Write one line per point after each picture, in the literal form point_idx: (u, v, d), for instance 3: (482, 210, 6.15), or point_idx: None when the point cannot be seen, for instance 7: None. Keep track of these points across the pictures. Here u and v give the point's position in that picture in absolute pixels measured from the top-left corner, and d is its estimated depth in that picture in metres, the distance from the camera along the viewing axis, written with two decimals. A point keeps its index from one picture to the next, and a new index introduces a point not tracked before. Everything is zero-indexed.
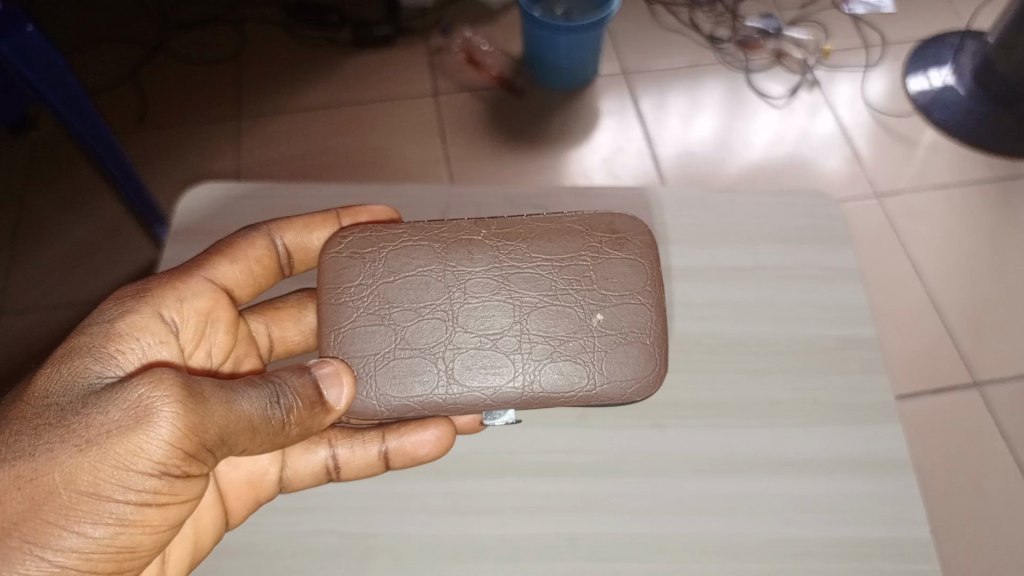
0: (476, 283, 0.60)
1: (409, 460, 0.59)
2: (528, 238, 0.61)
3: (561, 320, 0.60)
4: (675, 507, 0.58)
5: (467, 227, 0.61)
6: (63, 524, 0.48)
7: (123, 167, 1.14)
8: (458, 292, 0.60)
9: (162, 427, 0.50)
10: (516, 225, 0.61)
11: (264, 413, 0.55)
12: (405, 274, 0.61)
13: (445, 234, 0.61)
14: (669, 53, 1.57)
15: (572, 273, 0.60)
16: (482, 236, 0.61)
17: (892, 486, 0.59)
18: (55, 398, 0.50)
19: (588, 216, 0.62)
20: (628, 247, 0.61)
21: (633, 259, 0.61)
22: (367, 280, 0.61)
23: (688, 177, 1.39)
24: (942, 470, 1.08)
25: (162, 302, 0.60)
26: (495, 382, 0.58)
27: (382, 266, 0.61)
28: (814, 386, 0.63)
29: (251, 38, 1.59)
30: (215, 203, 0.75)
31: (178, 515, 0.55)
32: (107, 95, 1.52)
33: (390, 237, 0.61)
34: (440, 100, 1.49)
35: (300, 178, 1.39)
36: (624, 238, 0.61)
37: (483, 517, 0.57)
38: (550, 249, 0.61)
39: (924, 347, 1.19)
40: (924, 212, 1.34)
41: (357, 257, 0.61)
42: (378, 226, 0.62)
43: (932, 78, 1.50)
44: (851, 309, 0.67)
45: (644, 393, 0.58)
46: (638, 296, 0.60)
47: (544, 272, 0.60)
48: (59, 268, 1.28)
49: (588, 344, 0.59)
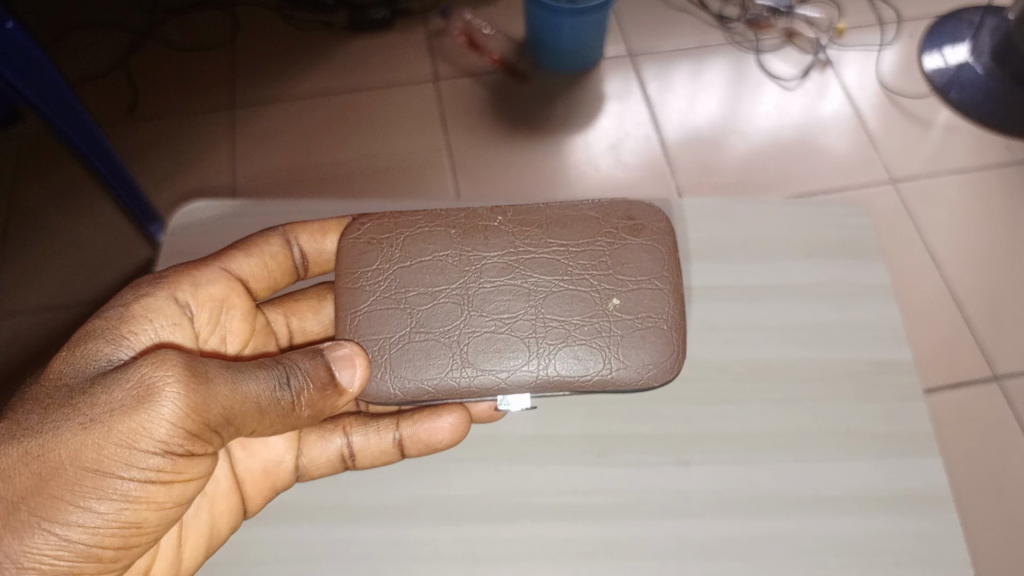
0: (490, 267, 0.57)
1: (423, 447, 0.57)
2: (545, 225, 0.58)
3: (576, 304, 0.56)
4: (702, 551, 0.54)
5: (483, 215, 0.59)
6: (69, 498, 0.45)
7: (112, 165, 1.09)
8: (473, 276, 0.57)
9: (165, 407, 0.46)
10: (532, 213, 0.58)
11: (272, 395, 0.51)
12: (421, 259, 0.57)
13: (462, 220, 0.58)
14: (676, 32, 1.51)
15: (589, 258, 0.57)
16: (499, 222, 0.58)
17: (933, 524, 0.55)
18: (65, 379, 0.48)
19: (604, 204, 0.59)
20: (645, 233, 0.58)
21: (651, 245, 0.57)
22: (384, 265, 0.57)
23: (695, 163, 1.34)
24: (965, 467, 1.04)
25: (177, 286, 0.57)
26: (509, 365, 0.54)
27: (399, 252, 0.58)
28: (846, 415, 0.59)
29: (244, 22, 1.54)
30: (207, 222, 0.69)
31: (184, 493, 0.51)
32: (95, 85, 1.46)
33: (407, 223, 0.59)
34: (440, 85, 1.44)
35: (295, 171, 1.34)
36: (641, 225, 0.58)
37: (498, 565, 0.53)
38: (567, 235, 0.58)
39: (944, 337, 1.15)
40: (941, 197, 1.29)
41: (374, 243, 0.58)
42: (395, 214, 0.59)
43: (948, 55, 1.44)
44: (885, 329, 0.63)
45: (660, 378, 0.54)
46: (654, 282, 0.56)
47: (560, 257, 0.57)
48: (51, 267, 1.23)
49: (603, 329, 0.55)
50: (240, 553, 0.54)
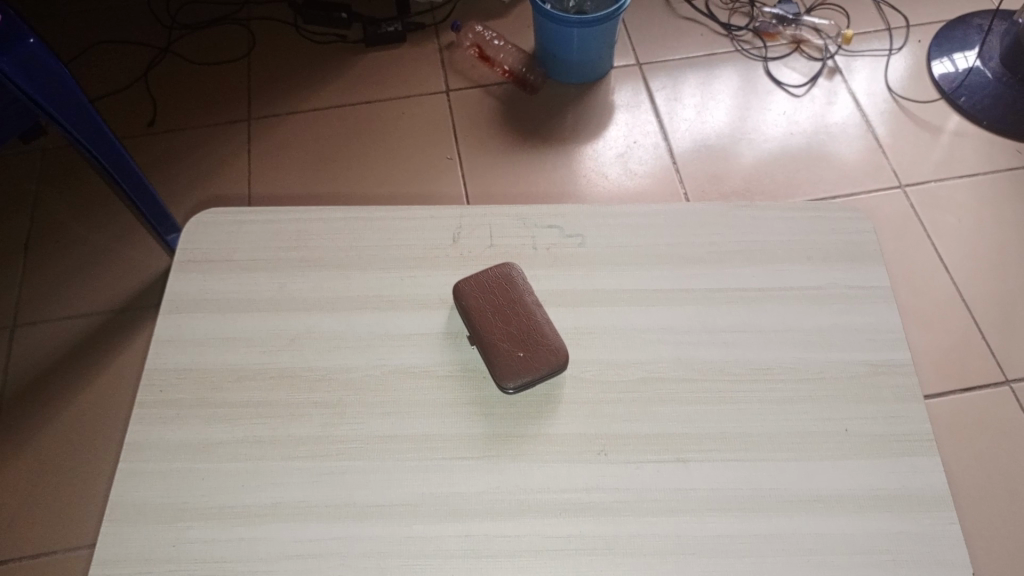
0: (477, 262, 0.69)
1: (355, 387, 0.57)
2: (519, 230, 0.70)
3: (546, 288, 0.67)
4: (702, 548, 0.55)
5: (472, 217, 0.72)
6: None
7: (132, 178, 1.12)
8: (460, 264, 0.69)
9: None
10: (509, 219, 0.71)
11: None
12: (419, 250, 0.69)
13: (455, 222, 0.71)
14: (684, 42, 1.53)
15: (557, 253, 0.69)
16: (482, 226, 0.71)
17: (931, 524, 0.56)
18: None
19: (569, 213, 0.71)
20: (599, 237, 0.70)
21: (608, 245, 0.69)
22: (388, 252, 0.69)
23: (704, 171, 1.35)
24: (977, 471, 1.04)
25: None
26: None
27: (401, 243, 0.70)
28: (844, 415, 0.60)
29: (260, 37, 1.57)
30: (218, 231, 0.71)
31: None
32: (115, 99, 1.50)
33: (410, 218, 0.71)
34: (452, 97, 1.46)
35: (309, 180, 1.36)
36: (595, 231, 0.70)
37: (501, 561, 0.54)
38: (539, 237, 0.70)
39: (954, 341, 1.15)
40: (950, 202, 1.30)
41: (381, 233, 0.70)
42: (401, 210, 0.72)
43: (957, 61, 1.45)
44: (883, 332, 0.64)
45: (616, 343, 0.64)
46: (611, 274, 0.67)
47: (533, 253, 0.69)
48: (71, 276, 1.25)
49: (570, 309, 0.65)
50: (249, 549, 0.55)
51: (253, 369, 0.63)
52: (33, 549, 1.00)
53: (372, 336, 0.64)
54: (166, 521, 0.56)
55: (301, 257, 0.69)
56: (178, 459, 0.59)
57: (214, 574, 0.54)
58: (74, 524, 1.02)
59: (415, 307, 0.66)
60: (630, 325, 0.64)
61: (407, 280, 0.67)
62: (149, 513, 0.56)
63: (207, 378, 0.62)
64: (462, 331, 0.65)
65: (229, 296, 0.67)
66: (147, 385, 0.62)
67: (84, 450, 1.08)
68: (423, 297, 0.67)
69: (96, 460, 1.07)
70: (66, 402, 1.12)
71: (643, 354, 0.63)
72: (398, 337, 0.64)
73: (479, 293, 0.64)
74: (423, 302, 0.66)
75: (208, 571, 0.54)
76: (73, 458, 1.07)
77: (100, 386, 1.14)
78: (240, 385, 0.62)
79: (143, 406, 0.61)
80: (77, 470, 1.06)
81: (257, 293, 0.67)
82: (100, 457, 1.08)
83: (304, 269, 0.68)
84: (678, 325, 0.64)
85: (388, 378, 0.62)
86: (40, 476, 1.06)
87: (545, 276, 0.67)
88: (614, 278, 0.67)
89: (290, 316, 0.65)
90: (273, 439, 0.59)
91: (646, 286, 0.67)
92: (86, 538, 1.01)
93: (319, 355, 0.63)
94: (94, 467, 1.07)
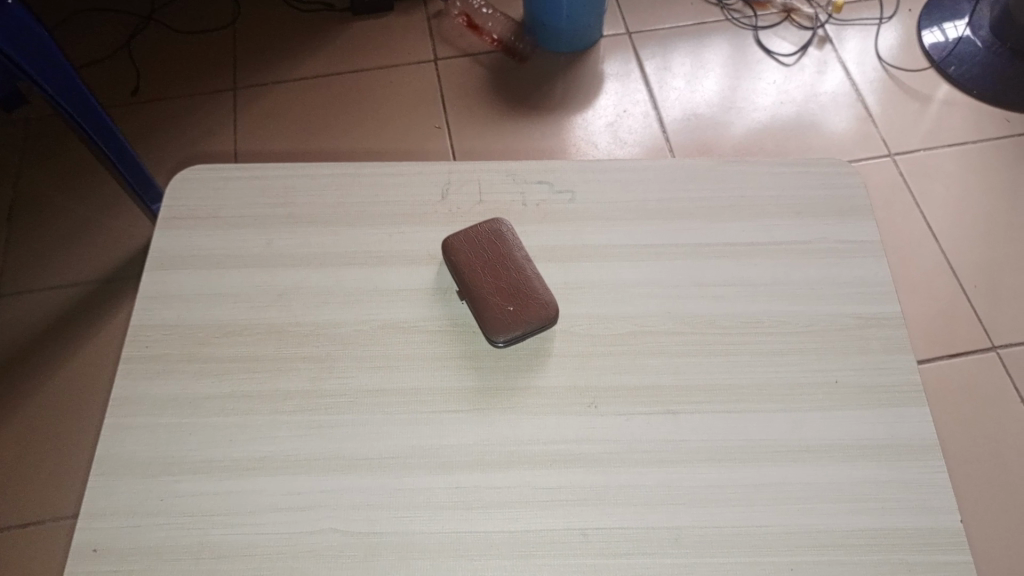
0: (466, 218, 0.68)
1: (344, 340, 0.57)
2: (508, 186, 0.70)
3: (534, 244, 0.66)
4: (691, 498, 0.55)
5: (460, 174, 0.71)
6: None
7: (117, 146, 1.10)
8: (449, 220, 0.68)
9: None
10: (498, 176, 0.71)
11: None
12: (408, 206, 0.69)
13: (444, 179, 0.71)
14: (674, 11, 1.52)
15: (546, 209, 0.68)
16: (471, 182, 0.70)
17: (919, 473, 0.56)
18: None
19: (558, 169, 0.71)
20: (590, 193, 0.69)
21: (599, 200, 0.69)
22: (377, 208, 0.68)
23: (694, 141, 1.35)
24: (964, 435, 1.05)
25: None
26: None
27: (390, 199, 0.69)
28: (833, 367, 0.60)
29: (245, 5, 1.55)
30: (204, 189, 0.70)
31: None
32: (98, 68, 1.47)
33: (399, 175, 0.71)
34: (440, 65, 1.45)
35: (295, 148, 1.35)
36: (586, 188, 0.69)
37: (491, 512, 0.54)
38: (529, 193, 0.69)
39: (941, 308, 1.16)
40: (939, 171, 1.30)
41: (368, 189, 0.70)
42: (391, 167, 0.71)
43: (947, 30, 1.44)
44: (872, 286, 0.64)
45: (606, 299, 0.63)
46: (601, 228, 0.67)
47: (523, 208, 0.68)
48: (56, 245, 1.24)
49: (559, 264, 0.65)
50: (237, 502, 0.54)
51: (241, 326, 0.62)
52: (19, 519, 1.00)
53: (360, 292, 0.64)
54: (154, 475, 0.56)
55: (289, 213, 0.68)
56: (166, 414, 0.58)
57: (203, 526, 0.53)
58: (60, 493, 1.02)
59: (403, 263, 0.65)
60: (620, 281, 0.64)
61: (396, 236, 0.67)
62: (137, 468, 0.56)
63: (193, 334, 0.62)
64: (451, 286, 0.64)
65: (215, 253, 0.66)
66: (134, 341, 0.61)
67: (71, 420, 1.07)
68: (412, 253, 0.66)
69: (81, 430, 1.06)
70: (53, 372, 1.11)
71: (633, 308, 0.63)
72: (387, 293, 0.64)
73: (468, 252, 0.63)
74: (411, 257, 0.66)
75: (196, 523, 0.54)
76: (59, 427, 1.07)
77: (86, 356, 1.13)
78: (228, 341, 0.61)
79: (129, 363, 0.60)
80: (62, 439, 1.06)
81: (244, 250, 0.66)
82: (86, 427, 1.07)
83: (292, 226, 0.67)
84: (668, 280, 0.64)
85: (377, 333, 0.62)
86: (26, 446, 1.05)
87: (534, 232, 0.67)
88: (604, 234, 0.67)
89: (277, 272, 0.65)
90: (261, 395, 0.59)
91: (636, 241, 0.66)
92: (71, 508, 1.01)
93: (307, 311, 0.63)
94: (80, 436, 1.06)
